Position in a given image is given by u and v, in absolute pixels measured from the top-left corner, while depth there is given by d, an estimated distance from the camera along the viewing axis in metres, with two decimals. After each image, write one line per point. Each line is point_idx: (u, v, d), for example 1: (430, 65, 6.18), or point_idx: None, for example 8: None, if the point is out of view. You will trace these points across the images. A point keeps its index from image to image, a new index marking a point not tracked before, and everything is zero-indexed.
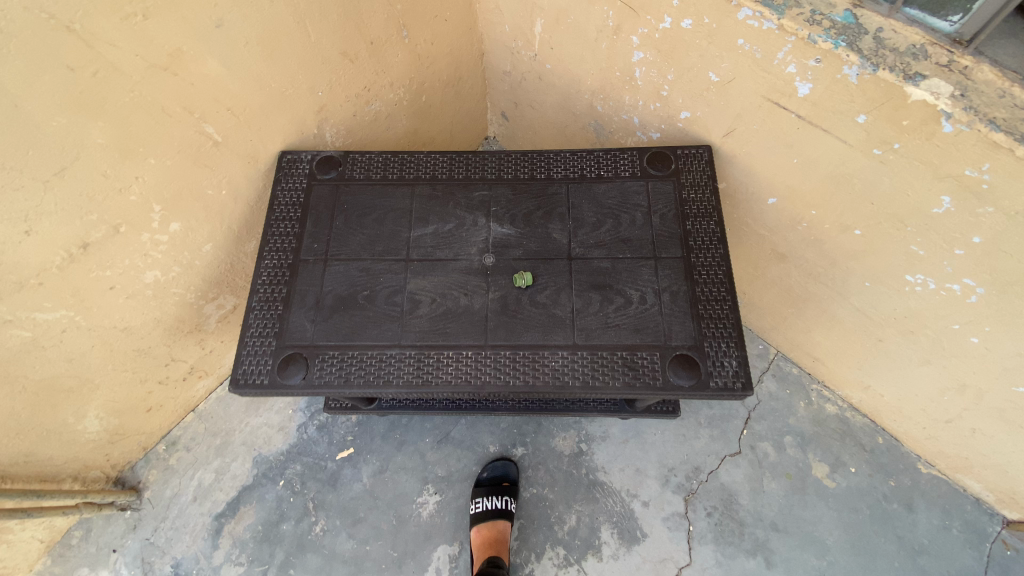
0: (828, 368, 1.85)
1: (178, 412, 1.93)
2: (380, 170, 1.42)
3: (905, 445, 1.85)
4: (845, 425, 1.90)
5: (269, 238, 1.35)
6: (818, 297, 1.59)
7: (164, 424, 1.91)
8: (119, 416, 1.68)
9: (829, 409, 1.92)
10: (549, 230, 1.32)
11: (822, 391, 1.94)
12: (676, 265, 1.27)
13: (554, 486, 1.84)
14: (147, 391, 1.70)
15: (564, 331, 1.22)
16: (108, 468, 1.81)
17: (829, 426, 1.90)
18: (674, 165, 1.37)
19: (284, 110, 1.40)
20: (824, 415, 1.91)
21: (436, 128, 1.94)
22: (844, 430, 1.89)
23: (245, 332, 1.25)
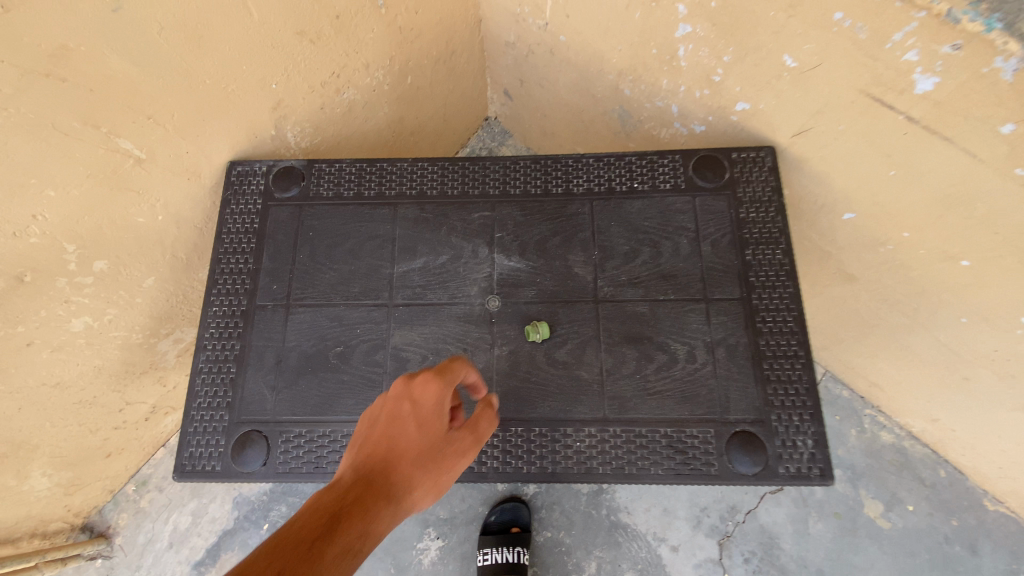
0: (889, 398, 1.60)
1: (145, 451, 1.70)
2: (352, 184, 1.12)
3: (970, 478, 1.60)
4: (903, 456, 1.65)
5: (216, 278, 1.08)
6: (891, 325, 1.32)
7: (131, 464, 1.68)
8: (74, 468, 1.45)
9: (884, 438, 1.66)
10: (569, 263, 1.04)
11: (877, 416, 1.68)
12: (733, 311, 0.99)
13: (571, 530, 1.63)
14: (102, 439, 1.47)
15: (591, 401, 0.96)
16: (71, 517, 1.59)
17: (884, 458, 1.65)
18: (727, 175, 1.07)
19: (226, 113, 1.12)
20: (879, 445, 1.66)
21: (426, 116, 1.60)
22: (901, 462, 1.64)
23: (190, 404, 1.00)
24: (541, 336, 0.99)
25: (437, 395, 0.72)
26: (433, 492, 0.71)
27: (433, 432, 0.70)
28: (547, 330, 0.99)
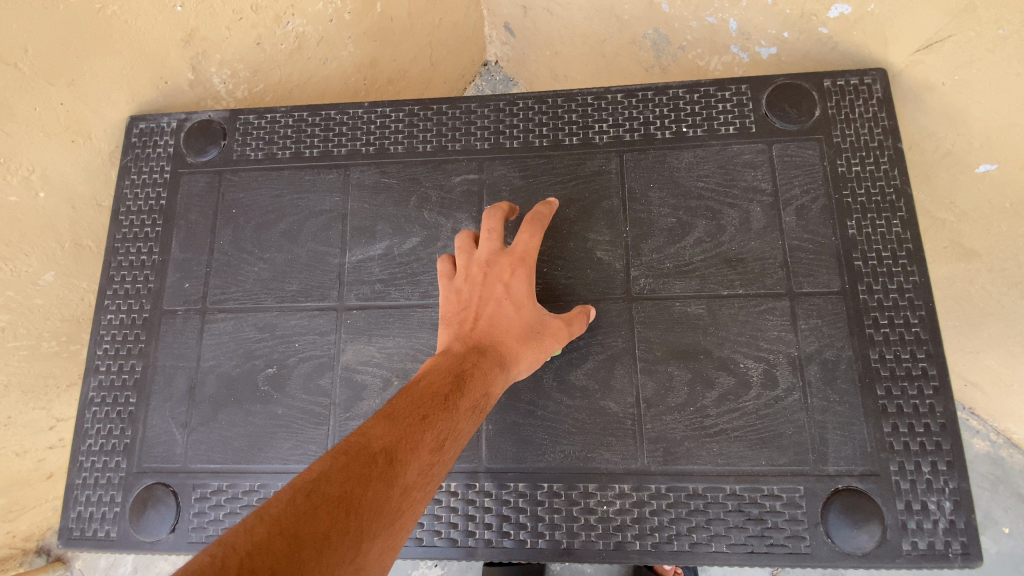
0: (986, 401, 1.00)
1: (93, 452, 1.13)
2: (289, 140, 0.82)
3: None
4: (1002, 472, 1.02)
5: (109, 275, 0.80)
6: (1011, 323, 0.87)
7: None
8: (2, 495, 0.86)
9: (973, 449, 1.04)
10: (590, 245, 0.74)
11: (967, 418, 1.05)
12: (830, 310, 0.69)
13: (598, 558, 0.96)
14: (37, 462, 0.90)
15: (623, 444, 0.68)
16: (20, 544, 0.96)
17: (973, 475, 1.03)
18: (818, 111, 0.74)
19: (115, 44, 0.81)
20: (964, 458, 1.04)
21: (412, 66, 1.13)
22: (1000, 480, 1.02)
23: (76, 448, 0.74)
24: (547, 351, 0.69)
25: (528, 273, 0.62)
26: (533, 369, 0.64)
27: (530, 308, 0.61)
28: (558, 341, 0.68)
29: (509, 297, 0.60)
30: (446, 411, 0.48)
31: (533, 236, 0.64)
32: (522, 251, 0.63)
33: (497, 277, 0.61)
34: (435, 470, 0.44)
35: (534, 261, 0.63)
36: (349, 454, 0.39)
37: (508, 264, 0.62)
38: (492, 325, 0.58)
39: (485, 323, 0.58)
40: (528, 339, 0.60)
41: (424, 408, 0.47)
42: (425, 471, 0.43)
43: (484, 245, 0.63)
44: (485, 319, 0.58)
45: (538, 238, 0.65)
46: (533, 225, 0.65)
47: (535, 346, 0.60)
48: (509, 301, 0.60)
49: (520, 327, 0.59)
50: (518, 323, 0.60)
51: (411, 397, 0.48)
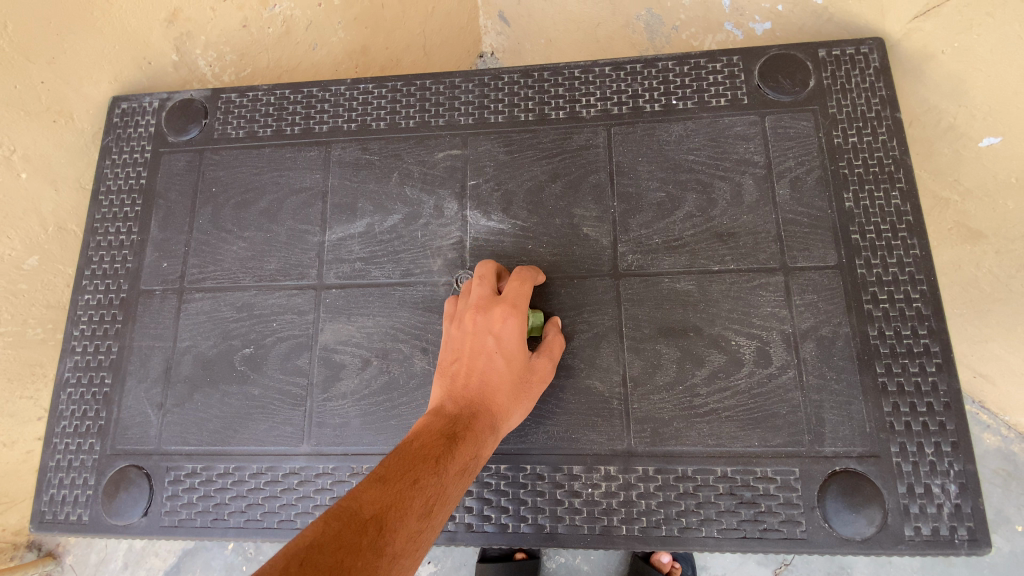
0: (996, 392, 0.96)
1: None
2: (271, 118, 0.80)
3: None
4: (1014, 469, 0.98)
5: (88, 255, 0.78)
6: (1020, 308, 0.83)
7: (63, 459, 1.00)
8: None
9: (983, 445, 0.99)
10: (576, 220, 0.71)
11: (977, 412, 1.01)
12: (826, 285, 0.66)
13: (592, 553, 0.94)
14: (25, 453, 0.85)
15: (610, 427, 0.65)
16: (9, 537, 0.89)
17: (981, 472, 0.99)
18: (813, 82, 0.72)
19: (95, 22, 0.80)
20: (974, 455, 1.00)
21: (405, 57, 1.10)
22: (1012, 477, 0.97)
23: (50, 430, 0.72)
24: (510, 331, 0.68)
25: (520, 322, 0.58)
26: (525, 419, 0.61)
27: (523, 357, 0.59)
28: (542, 318, 0.65)
29: (501, 349, 0.57)
30: (438, 474, 0.46)
31: (524, 283, 0.62)
32: (514, 298, 0.60)
33: (488, 327, 0.58)
34: (424, 538, 0.42)
35: (526, 309, 0.60)
36: (341, 522, 0.38)
37: (503, 312, 0.59)
38: (483, 381, 0.55)
39: (477, 379, 0.55)
40: (519, 393, 0.57)
41: (415, 471, 0.45)
42: (414, 540, 0.41)
43: (478, 290, 0.61)
44: (476, 374, 0.55)
45: (528, 286, 0.63)
46: (522, 273, 0.64)
47: (525, 398, 0.57)
48: (501, 354, 0.56)
49: (511, 379, 0.56)
50: (510, 376, 0.57)
51: (403, 460, 0.46)
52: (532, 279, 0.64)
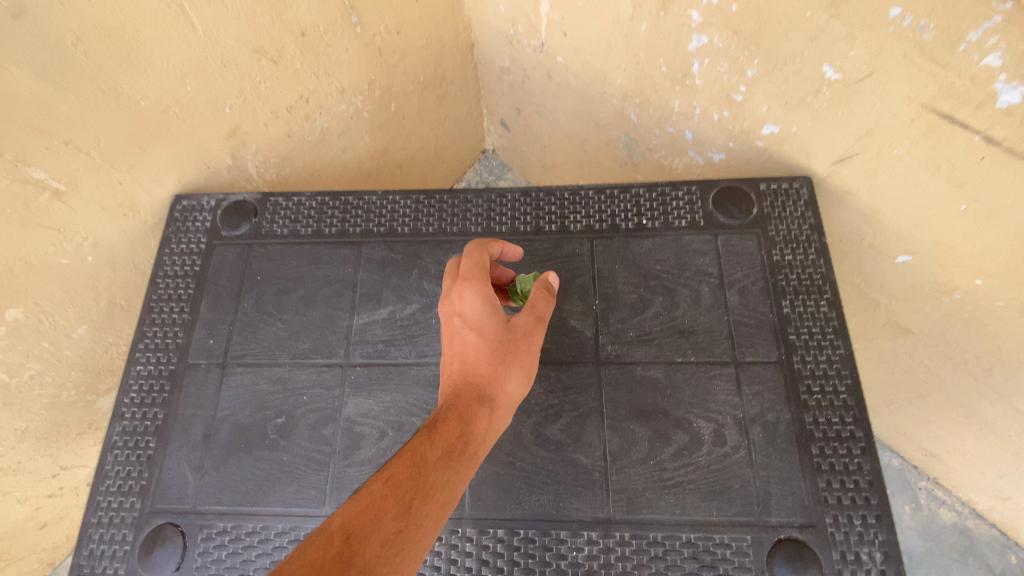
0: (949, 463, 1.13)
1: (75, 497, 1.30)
2: (312, 220, 0.96)
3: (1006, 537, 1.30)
4: (968, 539, 1.31)
5: (143, 332, 0.91)
6: (951, 387, 1.09)
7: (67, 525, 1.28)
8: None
9: (943, 518, 1.34)
10: (564, 314, 0.86)
11: (934, 490, 1.36)
12: (769, 378, 0.80)
13: None
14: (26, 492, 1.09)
15: (592, 495, 0.76)
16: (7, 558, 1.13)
17: (946, 541, 1.32)
18: (756, 210, 0.89)
19: (171, 137, 0.96)
20: (938, 526, 1.33)
21: (414, 146, 1.43)
22: (967, 547, 1.30)
23: (95, 488, 0.81)
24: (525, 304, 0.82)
25: (475, 292, 0.68)
26: (531, 372, 0.69)
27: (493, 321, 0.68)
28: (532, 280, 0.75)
29: (469, 323, 0.67)
30: (415, 469, 0.56)
31: (477, 258, 0.72)
32: (472, 275, 0.70)
33: (454, 311, 0.69)
34: (405, 530, 0.51)
35: (483, 278, 0.70)
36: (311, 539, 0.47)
37: (460, 291, 0.69)
38: (461, 358, 0.66)
39: (456, 360, 0.66)
40: (501, 355, 0.66)
41: (390, 470, 0.55)
42: (391, 533, 0.50)
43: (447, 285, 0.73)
44: (455, 356, 0.67)
45: (485, 256, 0.73)
46: (477, 249, 0.74)
47: (509, 358, 0.66)
48: (467, 328, 0.67)
49: (486, 345, 0.66)
50: (485, 344, 0.66)
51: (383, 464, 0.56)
52: (483, 251, 0.73)
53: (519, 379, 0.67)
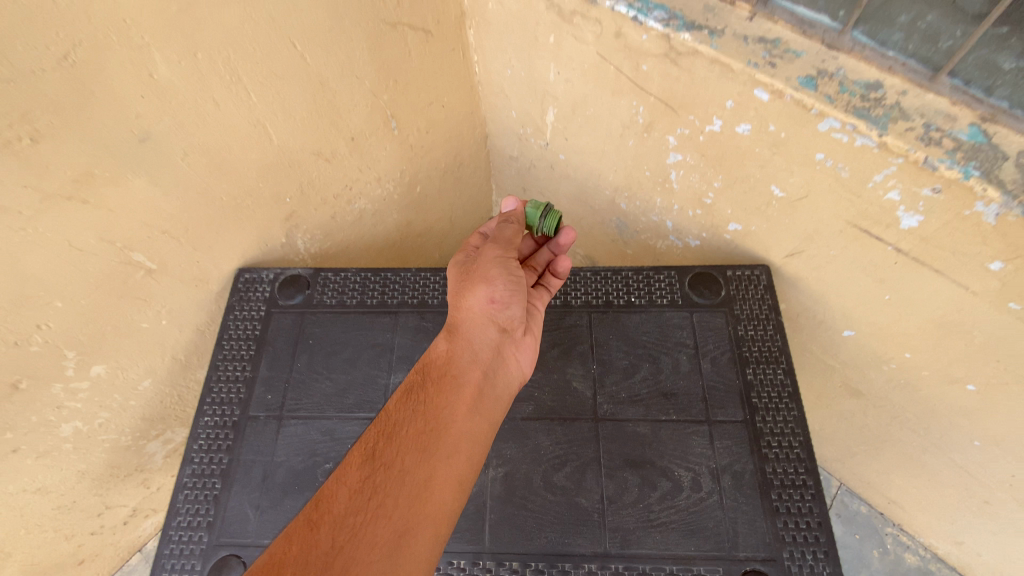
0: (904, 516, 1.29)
1: (113, 530, 1.46)
2: (356, 292, 1.15)
3: None
4: None
5: (211, 387, 1.07)
6: (903, 443, 1.26)
7: (106, 554, 1.50)
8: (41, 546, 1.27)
9: (908, 562, 1.48)
10: (568, 377, 1.04)
11: (899, 535, 1.51)
12: (736, 433, 0.97)
13: None
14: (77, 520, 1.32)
15: (591, 532, 0.92)
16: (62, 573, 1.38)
17: None
18: (724, 291, 1.09)
19: (242, 225, 1.15)
20: (904, 570, 1.47)
21: (432, 218, 1.64)
22: None
23: (169, 523, 0.95)
24: (551, 231, 0.99)
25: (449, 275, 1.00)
26: (489, 294, 0.92)
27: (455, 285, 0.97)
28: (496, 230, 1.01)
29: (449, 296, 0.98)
30: (385, 423, 0.78)
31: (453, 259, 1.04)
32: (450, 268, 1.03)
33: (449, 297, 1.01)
34: (375, 465, 0.72)
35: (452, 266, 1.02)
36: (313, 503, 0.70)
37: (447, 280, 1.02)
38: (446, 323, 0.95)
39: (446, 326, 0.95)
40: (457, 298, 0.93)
41: (371, 432, 0.78)
42: (361, 472, 0.71)
43: None
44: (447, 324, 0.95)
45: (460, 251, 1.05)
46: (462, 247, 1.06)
47: (461, 298, 0.93)
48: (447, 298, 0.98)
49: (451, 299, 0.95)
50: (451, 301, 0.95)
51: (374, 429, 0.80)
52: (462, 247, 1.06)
53: (476, 304, 0.91)
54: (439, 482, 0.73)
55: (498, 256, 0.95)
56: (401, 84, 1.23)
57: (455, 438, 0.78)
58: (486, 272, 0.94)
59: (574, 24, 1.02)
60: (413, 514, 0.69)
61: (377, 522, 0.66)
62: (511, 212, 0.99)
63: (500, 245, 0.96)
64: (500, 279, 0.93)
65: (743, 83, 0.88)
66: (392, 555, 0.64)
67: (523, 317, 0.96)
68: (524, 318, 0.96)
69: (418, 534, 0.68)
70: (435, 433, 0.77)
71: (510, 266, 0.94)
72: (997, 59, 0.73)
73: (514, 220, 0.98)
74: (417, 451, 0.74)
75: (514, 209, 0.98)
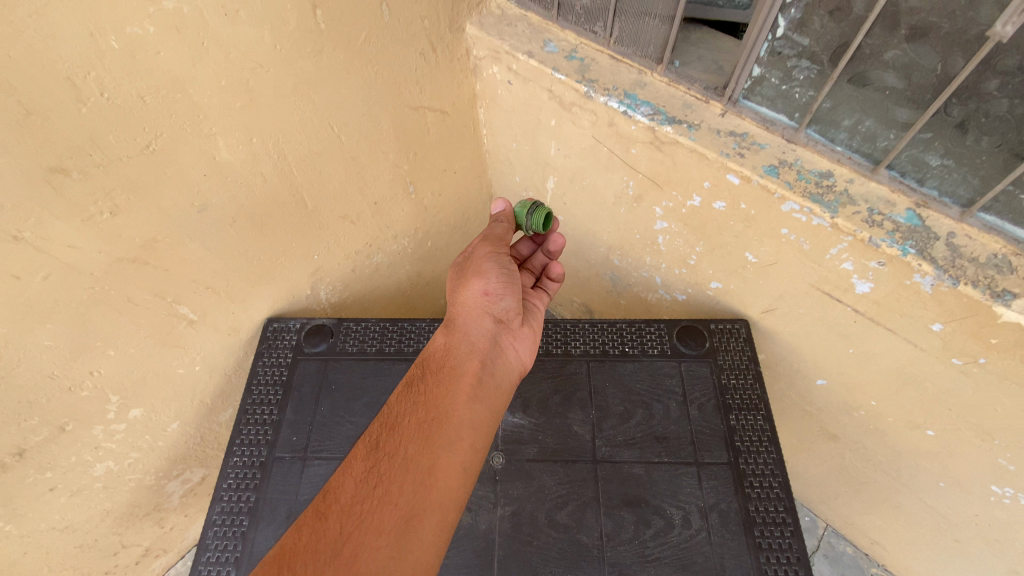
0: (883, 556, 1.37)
1: (125, 569, 1.50)
2: (376, 341, 1.27)
3: None
4: None
5: (240, 429, 1.16)
6: (878, 485, 1.36)
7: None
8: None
9: None
10: (569, 421, 1.14)
11: None
12: (722, 474, 1.07)
13: None
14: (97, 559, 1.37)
15: (591, 567, 1.00)
16: None
17: None
18: (708, 343, 1.21)
19: (273, 280, 1.28)
20: None
21: (440, 269, 1.78)
22: None
23: (199, 558, 1.04)
24: (539, 226, 1.07)
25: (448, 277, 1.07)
26: (482, 287, 0.99)
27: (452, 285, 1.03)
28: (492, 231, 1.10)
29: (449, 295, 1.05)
30: (388, 416, 0.82)
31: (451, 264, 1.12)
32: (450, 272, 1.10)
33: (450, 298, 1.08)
34: (378, 455, 0.75)
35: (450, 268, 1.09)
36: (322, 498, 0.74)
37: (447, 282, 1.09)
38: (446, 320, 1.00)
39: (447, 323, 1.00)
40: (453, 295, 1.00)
41: (375, 425, 0.82)
42: (364, 463, 0.75)
43: None
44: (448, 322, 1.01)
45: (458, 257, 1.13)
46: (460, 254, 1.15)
47: (458, 293, 1.00)
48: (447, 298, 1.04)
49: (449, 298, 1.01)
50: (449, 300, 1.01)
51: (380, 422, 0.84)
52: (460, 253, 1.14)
53: (470, 297, 0.99)
54: (443, 468, 0.75)
55: (489, 252, 1.04)
56: (420, 156, 1.38)
57: (457, 425, 0.81)
58: (480, 267, 1.02)
59: (573, 112, 1.19)
60: (419, 501, 0.71)
61: (381, 509, 0.69)
62: (501, 211, 1.07)
63: (492, 242, 1.05)
64: (493, 271, 1.01)
65: (717, 169, 1.03)
66: (399, 540, 0.67)
67: (518, 309, 1.03)
68: (518, 310, 1.03)
69: (424, 518, 0.71)
70: (437, 421, 0.80)
71: (501, 262, 1.02)
72: (924, 157, 0.89)
73: (504, 219, 1.07)
74: (419, 440, 0.77)
75: (503, 208, 1.06)
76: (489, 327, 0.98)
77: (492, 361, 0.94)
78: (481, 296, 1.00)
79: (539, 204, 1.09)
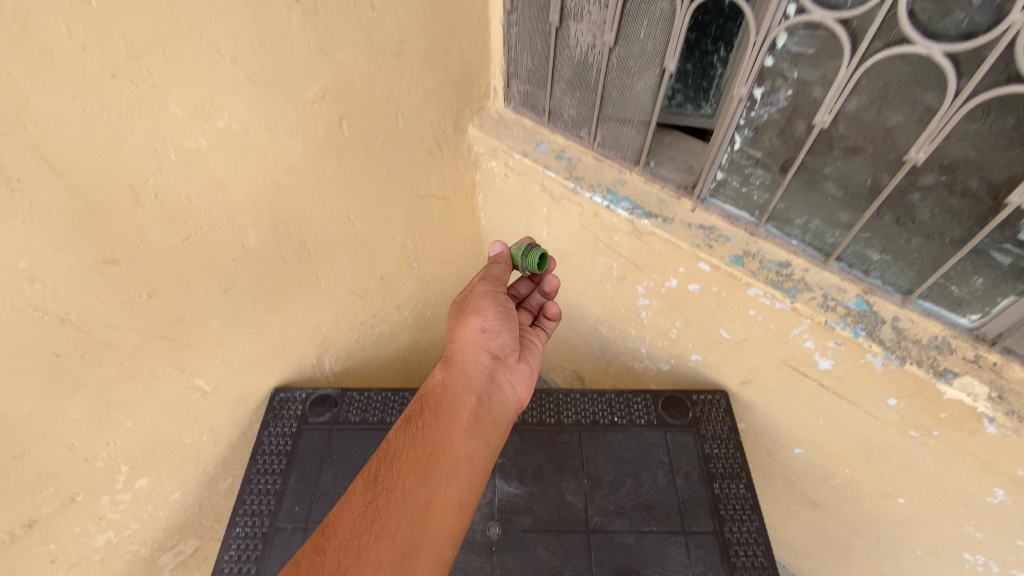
0: None
1: None
2: (377, 412, 1.33)
3: None
4: None
5: (243, 499, 1.20)
6: (862, 554, 1.40)
7: None
8: None
9: None
10: (562, 491, 1.20)
11: None
12: (709, 543, 1.12)
13: None
14: None
15: None
16: None
17: None
18: (691, 413, 1.29)
19: (283, 351, 1.36)
20: None
21: (437, 337, 1.87)
22: None
23: None
24: (533, 265, 1.12)
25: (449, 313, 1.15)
26: (480, 325, 1.07)
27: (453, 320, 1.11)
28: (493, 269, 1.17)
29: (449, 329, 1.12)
30: (387, 450, 0.87)
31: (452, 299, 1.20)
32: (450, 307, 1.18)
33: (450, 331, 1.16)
34: (377, 489, 0.81)
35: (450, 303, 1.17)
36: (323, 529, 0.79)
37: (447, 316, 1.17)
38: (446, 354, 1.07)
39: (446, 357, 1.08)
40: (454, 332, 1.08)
41: (376, 459, 0.87)
42: (363, 495, 0.80)
43: None
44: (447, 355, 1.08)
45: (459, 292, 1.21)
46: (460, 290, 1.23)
47: (458, 330, 1.07)
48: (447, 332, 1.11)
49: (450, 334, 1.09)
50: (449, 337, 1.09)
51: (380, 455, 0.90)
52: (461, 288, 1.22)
53: (469, 334, 1.06)
54: (440, 501, 0.81)
55: (487, 290, 1.12)
56: (424, 236, 1.52)
57: (453, 460, 0.87)
58: (478, 305, 1.09)
59: (562, 202, 1.34)
60: (416, 536, 0.77)
61: (379, 542, 0.74)
62: (499, 253, 1.17)
63: (490, 281, 1.14)
64: (490, 309, 1.08)
65: (690, 256, 1.16)
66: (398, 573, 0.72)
67: (514, 346, 1.10)
68: (514, 347, 1.10)
69: (421, 553, 0.76)
70: (434, 457, 0.86)
71: (499, 301, 1.10)
72: (866, 253, 1.03)
73: (502, 259, 1.16)
74: (416, 475, 0.83)
75: (501, 250, 1.16)
76: (486, 364, 1.05)
77: (489, 397, 1.01)
78: (479, 333, 1.07)
79: (534, 245, 1.15)
